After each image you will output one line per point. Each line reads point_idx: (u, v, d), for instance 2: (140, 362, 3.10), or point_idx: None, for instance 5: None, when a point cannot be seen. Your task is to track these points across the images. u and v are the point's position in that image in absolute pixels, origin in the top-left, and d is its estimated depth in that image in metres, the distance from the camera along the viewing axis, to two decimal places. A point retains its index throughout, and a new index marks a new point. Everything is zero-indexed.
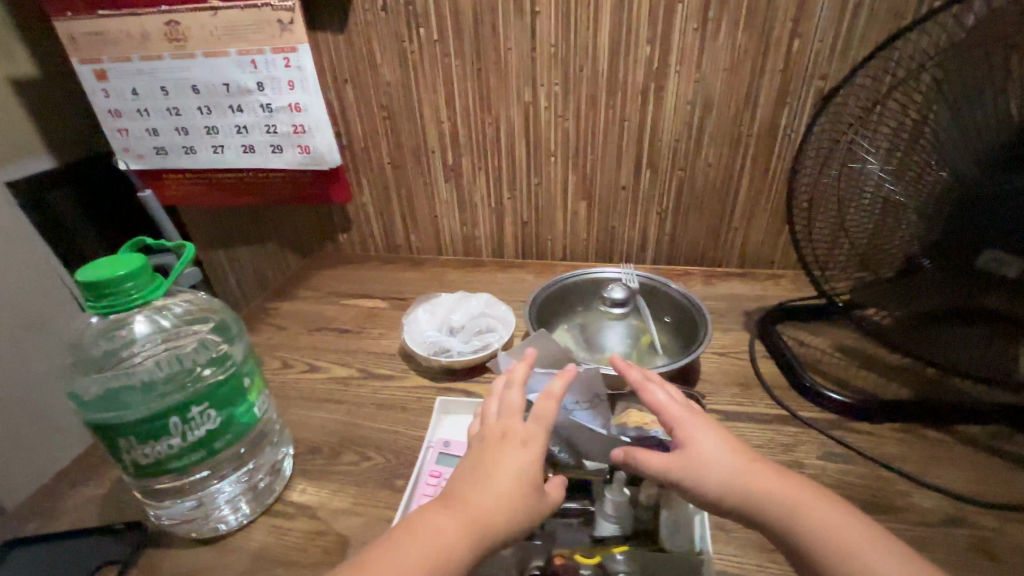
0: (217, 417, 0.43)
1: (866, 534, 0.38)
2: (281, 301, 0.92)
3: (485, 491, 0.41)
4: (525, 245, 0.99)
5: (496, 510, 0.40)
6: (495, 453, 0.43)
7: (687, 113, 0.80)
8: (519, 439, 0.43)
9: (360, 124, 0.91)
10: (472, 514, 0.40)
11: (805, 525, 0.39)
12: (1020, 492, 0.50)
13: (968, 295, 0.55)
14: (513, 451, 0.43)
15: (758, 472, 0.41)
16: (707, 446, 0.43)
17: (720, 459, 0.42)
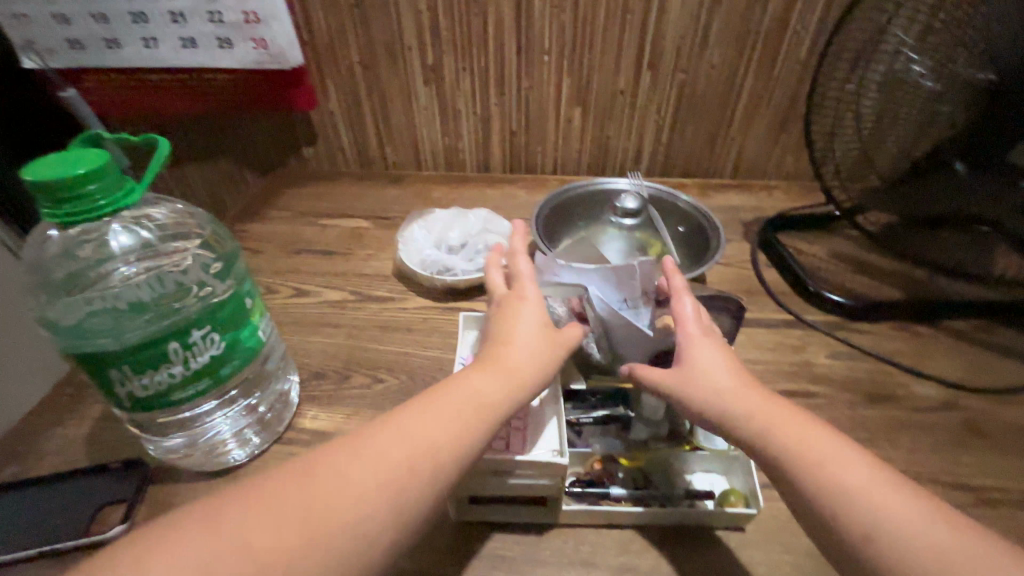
0: (221, 341, 0.38)
1: (870, 473, 0.35)
2: (251, 223, 0.83)
3: (510, 350, 0.41)
4: (514, 158, 0.93)
5: (525, 364, 0.40)
6: (510, 314, 0.43)
7: (695, 5, 0.73)
8: (531, 300, 0.44)
9: (322, 13, 0.78)
10: (502, 371, 0.40)
11: (803, 459, 0.36)
12: (1004, 377, 0.55)
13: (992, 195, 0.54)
14: (528, 311, 0.43)
15: (757, 402, 0.39)
16: (711, 366, 0.40)
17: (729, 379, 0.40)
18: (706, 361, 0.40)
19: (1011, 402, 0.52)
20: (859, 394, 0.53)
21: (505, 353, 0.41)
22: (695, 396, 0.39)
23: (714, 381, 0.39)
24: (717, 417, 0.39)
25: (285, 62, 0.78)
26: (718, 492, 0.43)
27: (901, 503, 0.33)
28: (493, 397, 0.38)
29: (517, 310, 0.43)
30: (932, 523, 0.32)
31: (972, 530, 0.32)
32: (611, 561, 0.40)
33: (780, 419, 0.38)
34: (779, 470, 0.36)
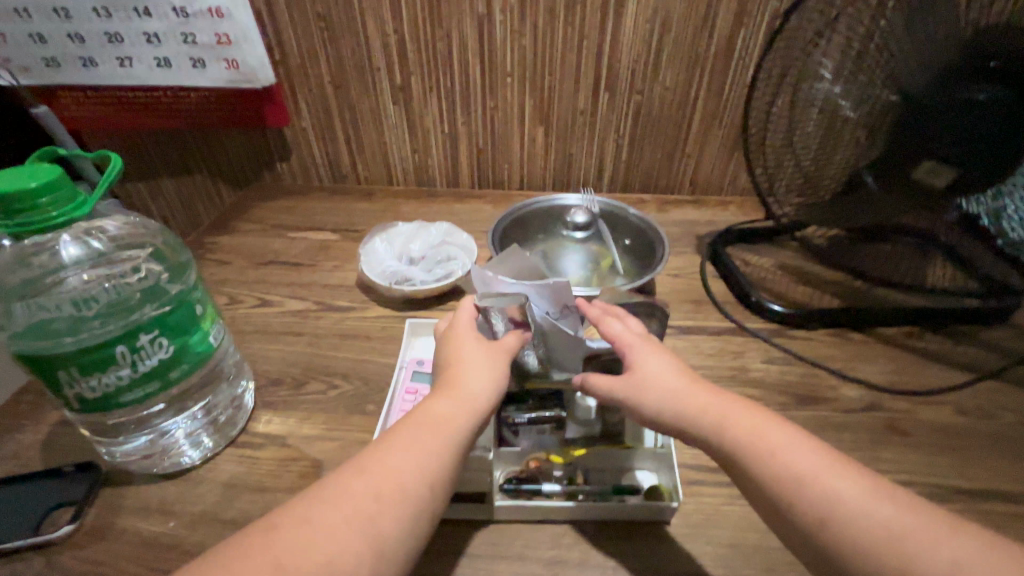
0: (170, 346, 0.40)
1: (818, 459, 0.37)
2: (221, 236, 0.85)
3: (458, 373, 0.43)
4: (481, 174, 0.96)
5: (475, 379, 0.43)
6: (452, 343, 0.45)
7: (646, 31, 0.77)
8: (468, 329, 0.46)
9: (294, 36, 0.82)
10: (456, 392, 0.42)
11: (758, 451, 0.38)
12: (928, 379, 0.58)
13: (914, 206, 0.58)
14: (468, 337, 0.45)
15: (709, 400, 0.41)
16: (661, 369, 0.43)
17: (667, 380, 0.42)
18: (657, 365, 0.43)
19: (931, 402, 0.55)
20: (790, 397, 0.56)
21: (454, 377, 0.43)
22: (651, 399, 0.42)
23: (668, 383, 0.42)
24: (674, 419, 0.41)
25: (257, 81, 0.81)
26: (646, 487, 0.45)
27: (850, 483, 0.35)
28: (450, 416, 0.40)
29: (458, 339, 0.45)
30: (878, 501, 0.34)
31: (912, 499, 0.35)
32: (543, 554, 0.42)
33: (732, 414, 0.40)
34: (739, 464, 0.38)
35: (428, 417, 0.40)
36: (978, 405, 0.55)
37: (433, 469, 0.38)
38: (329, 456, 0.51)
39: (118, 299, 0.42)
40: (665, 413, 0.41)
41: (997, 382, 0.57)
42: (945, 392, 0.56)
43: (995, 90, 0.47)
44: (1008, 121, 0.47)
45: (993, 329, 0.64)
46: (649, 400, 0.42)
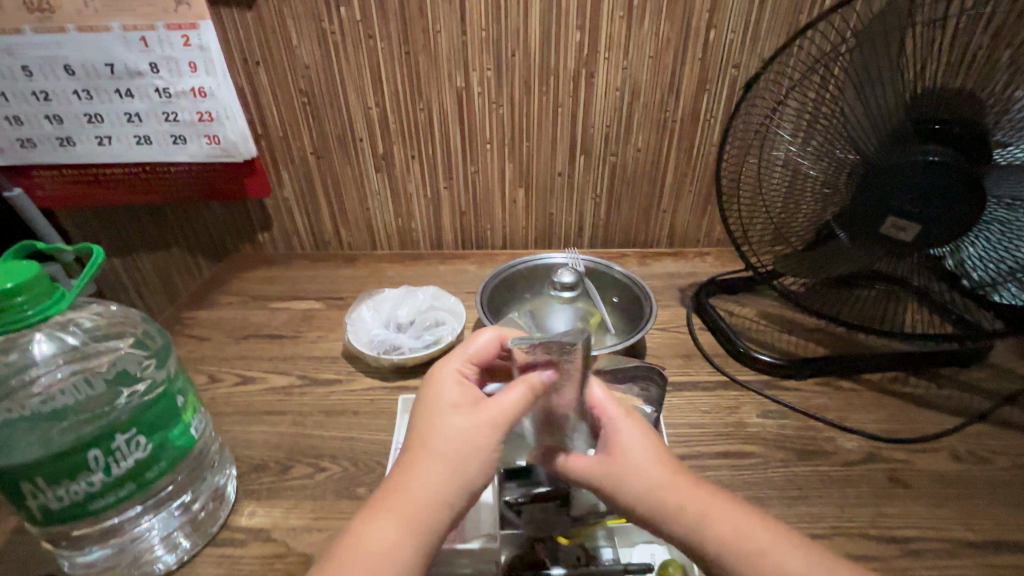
0: (147, 444, 0.38)
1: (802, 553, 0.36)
2: (200, 309, 0.83)
3: (429, 456, 0.38)
4: (464, 235, 0.97)
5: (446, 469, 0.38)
6: (433, 410, 0.41)
7: (616, 99, 0.82)
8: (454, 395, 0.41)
9: (276, 111, 0.84)
10: (425, 483, 0.38)
11: (747, 556, 0.36)
12: (921, 426, 0.58)
13: (884, 255, 0.61)
14: (449, 408, 0.41)
15: (689, 492, 0.39)
16: (640, 459, 0.40)
17: (643, 476, 0.39)
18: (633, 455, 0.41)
19: (926, 450, 0.56)
20: (789, 452, 0.55)
21: (425, 463, 0.38)
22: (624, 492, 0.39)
23: (644, 473, 0.40)
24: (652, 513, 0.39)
25: (239, 156, 0.81)
26: (658, 563, 0.44)
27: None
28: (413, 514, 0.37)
29: (438, 409, 0.41)
30: None
31: None
32: None
33: (711, 511, 0.38)
34: (720, 563, 0.37)
35: (392, 513, 0.36)
36: (972, 450, 0.56)
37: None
38: (318, 549, 0.47)
39: (91, 399, 0.39)
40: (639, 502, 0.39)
41: (986, 425, 0.58)
42: (939, 439, 0.57)
43: (942, 152, 0.51)
44: (961, 185, 0.51)
45: (973, 370, 0.66)
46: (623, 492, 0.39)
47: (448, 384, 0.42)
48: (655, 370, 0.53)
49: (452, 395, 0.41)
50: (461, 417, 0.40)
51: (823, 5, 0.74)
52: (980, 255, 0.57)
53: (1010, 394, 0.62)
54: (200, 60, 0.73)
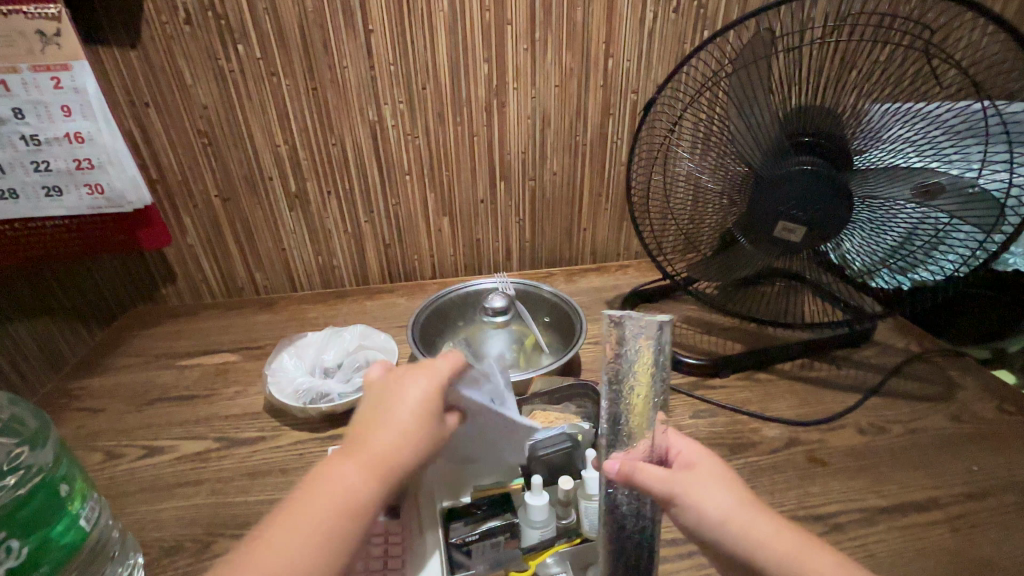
0: (22, 550, 0.37)
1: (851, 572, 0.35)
2: (93, 377, 0.74)
3: (366, 467, 0.35)
4: (391, 268, 0.95)
5: (379, 485, 0.35)
6: (386, 413, 0.37)
7: (528, 126, 0.85)
8: (417, 404, 0.37)
9: (172, 154, 0.78)
10: (355, 484, 0.34)
11: None
12: (829, 406, 0.64)
13: (785, 253, 0.65)
14: (407, 421, 0.37)
15: (772, 524, 0.36)
16: (706, 481, 0.37)
17: (735, 504, 0.36)
18: (714, 473, 0.38)
19: (835, 428, 0.61)
20: (720, 447, 0.58)
21: (359, 472, 0.35)
22: (740, 497, 0.37)
23: (725, 495, 0.37)
24: (731, 535, 0.35)
25: (128, 205, 0.75)
26: None
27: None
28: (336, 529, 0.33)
29: (393, 420, 0.37)
30: None
31: None
32: None
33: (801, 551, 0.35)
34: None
35: (312, 518, 0.33)
36: (872, 422, 0.62)
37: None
38: None
39: None
40: (744, 512, 0.36)
41: (880, 398, 0.65)
42: (845, 417, 0.62)
43: (815, 163, 0.57)
44: (833, 189, 0.57)
45: (865, 349, 0.73)
46: (725, 500, 0.36)
47: (411, 387, 0.38)
48: (585, 383, 0.56)
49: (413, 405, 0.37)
50: (417, 435, 0.37)
51: (703, 35, 0.82)
52: (857, 249, 0.63)
53: (894, 365, 0.70)
54: (75, 103, 0.67)
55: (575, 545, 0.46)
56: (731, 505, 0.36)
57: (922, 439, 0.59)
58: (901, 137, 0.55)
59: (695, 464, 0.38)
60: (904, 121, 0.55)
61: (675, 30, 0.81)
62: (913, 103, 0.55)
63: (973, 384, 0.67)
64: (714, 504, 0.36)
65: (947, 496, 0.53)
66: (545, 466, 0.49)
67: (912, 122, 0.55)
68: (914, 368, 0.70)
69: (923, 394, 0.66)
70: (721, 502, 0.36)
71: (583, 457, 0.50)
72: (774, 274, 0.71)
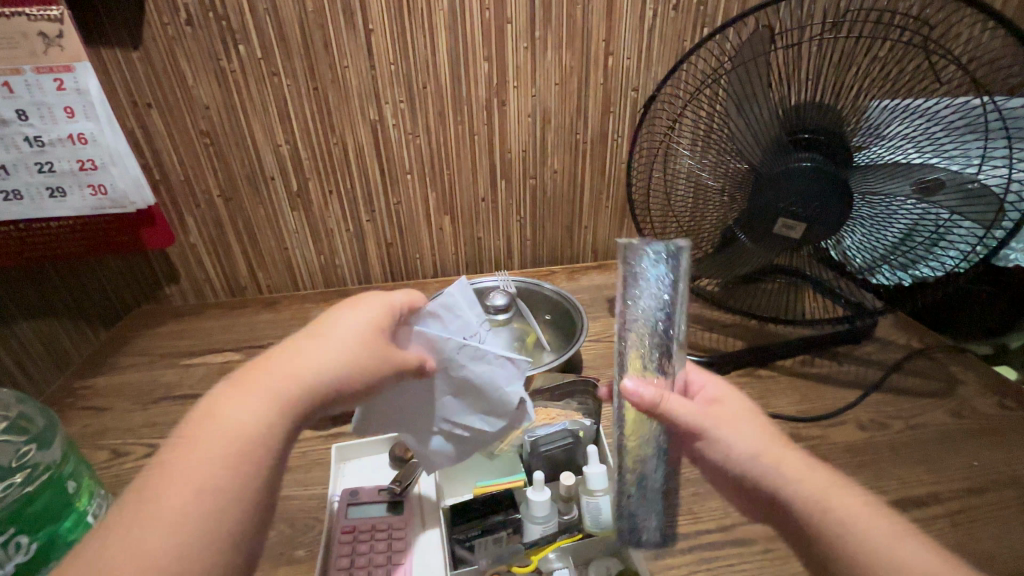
0: (31, 544, 0.37)
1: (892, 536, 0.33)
2: (98, 377, 0.75)
3: (279, 386, 0.34)
4: (392, 266, 0.95)
5: (291, 404, 0.34)
6: (337, 324, 0.40)
7: (529, 124, 0.85)
8: (341, 332, 0.39)
9: (175, 155, 0.78)
10: (302, 373, 0.35)
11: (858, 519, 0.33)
12: (830, 402, 0.64)
13: (786, 249, 0.65)
14: (334, 345, 0.38)
15: (797, 457, 0.37)
16: (730, 417, 0.39)
17: (759, 437, 0.38)
18: (743, 411, 0.41)
19: (836, 424, 0.61)
20: None
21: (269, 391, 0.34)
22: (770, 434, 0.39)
23: (749, 430, 0.38)
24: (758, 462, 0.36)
25: (131, 205, 0.75)
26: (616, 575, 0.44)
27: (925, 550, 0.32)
28: (239, 449, 0.31)
29: (318, 344, 0.38)
30: None
31: None
32: None
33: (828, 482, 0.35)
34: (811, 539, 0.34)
35: (210, 437, 0.31)
36: (873, 417, 0.62)
37: (213, 511, 0.28)
38: None
39: None
40: (773, 443, 0.38)
41: (881, 393, 0.65)
42: (846, 412, 0.62)
43: (815, 160, 0.57)
44: (834, 186, 0.57)
45: (866, 345, 0.73)
46: (754, 433, 0.38)
47: (362, 307, 0.42)
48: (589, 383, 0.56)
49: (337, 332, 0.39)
50: (340, 358, 0.37)
51: (703, 32, 0.82)
52: (859, 245, 0.63)
53: (896, 361, 0.70)
54: (78, 104, 0.68)
55: (576, 540, 0.46)
56: (762, 438, 0.38)
57: (922, 434, 0.60)
58: (901, 133, 0.55)
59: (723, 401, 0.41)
60: (903, 118, 0.55)
61: (674, 27, 0.81)
62: (912, 100, 0.55)
63: (974, 380, 0.67)
64: (743, 430, 0.38)
65: (947, 491, 0.53)
66: (546, 462, 0.50)
67: (911, 119, 0.55)
68: (915, 363, 0.70)
69: (924, 389, 0.66)
70: (750, 433, 0.38)
71: (584, 453, 0.50)
72: (775, 271, 0.71)
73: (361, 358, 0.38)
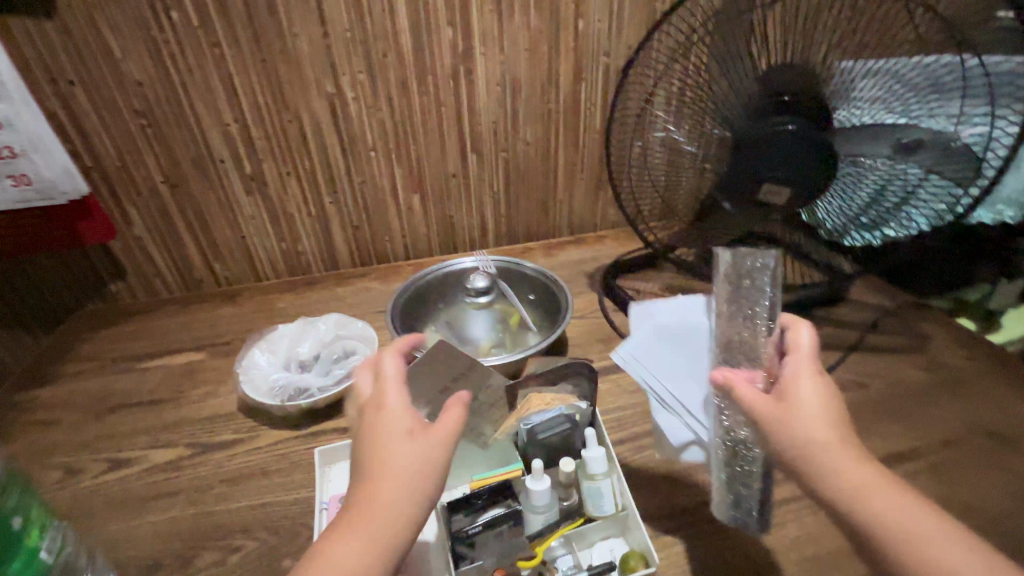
0: None
1: (947, 534, 0.32)
2: (40, 389, 0.68)
3: (358, 531, 0.33)
4: (361, 250, 0.90)
5: (384, 517, 0.34)
6: (378, 416, 0.37)
7: (498, 93, 0.81)
8: (397, 449, 0.35)
9: (107, 138, 0.70)
10: (375, 481, 0.35)
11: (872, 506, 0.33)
12: (813, 365, 0.65)
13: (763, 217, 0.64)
14: (392, 465, 0.35)
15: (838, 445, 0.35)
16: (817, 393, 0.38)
17: (817, 411, 0.36)
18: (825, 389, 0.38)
19: None
20: None
21: (350, 537, 0.33)
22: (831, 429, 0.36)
23: (816, 407, 0.37)
24: (804, 430, 0.36)
25: (60, 196, 0.68)
26: (619, 558, 0.43)
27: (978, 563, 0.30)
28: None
29: (379, 467, 0.35)
30: None
31: None
32: None
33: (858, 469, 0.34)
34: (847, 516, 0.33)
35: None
36: (854, 377, 0.63)
37: None
38: None
39: None
40: (817, 435, 0.35)
41: (859, 354, 0.67)
42: (828, 374, 0.64)
43: (795, 121, 0.55)
44: (814, 149, 0.56)
45: (843, 307, 0.75)
46: (816, 408, 0.36)
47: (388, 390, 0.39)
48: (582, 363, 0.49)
49: (389, 444, 0.36)
50: (401, 452, 0.35)
51: None
52: (833, 210, 0.63)
53: (871, 321, 0.72)
54: None
55: (579, 526, 0.45)
56: (803, 437, 0.35)
57: (899, 391, 0.61)
58: (876, 97, 0.55)
59: (797, 388, 0.38)
60: (876, 81, 0.55)
61: None
62: (890, 61, 0.55)
63: (944, 335, 0.69)
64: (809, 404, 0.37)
65: (927, 445, 0.55)
66: (544, 449, 0.48)
67: (887, 82, 0.55)
68: (889, 323, 0.72)
69: (899, 347, 0.68)
70: (796, 429, 0.36)
71: (582, 436, 0.49)
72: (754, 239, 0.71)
73: (431, 467, 0.35)
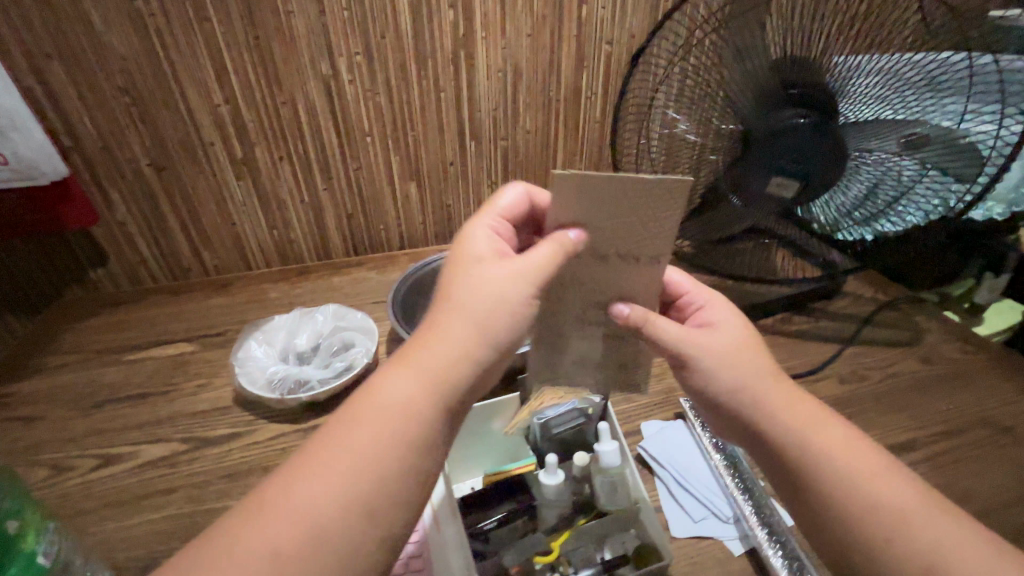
0: None
1: (900, 480, 0.35)
2: (20, 382, 0.65)
3: (415, 369, 0.34)
4: (356, 239, 0.88)
5: (436, 369, 0.34)
6: (460, 267, 0.38)
7: (499, 80, 0.79)
8: (472, 299, 0.36)
9: (89, 117, 0.67)
10: (443, 329, 0.35)
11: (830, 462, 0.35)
12: (812, 358, 0.66)
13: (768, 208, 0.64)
14: (466, 305, 0.36)
15: (782, 394, 0.38)
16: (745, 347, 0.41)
17: (752, 367, 0.39)
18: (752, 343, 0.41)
19: (820, 378, 0.63)
20: None
21: (404, 376, 0.34)
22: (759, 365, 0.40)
23: (749, 364, 0.40)
24: (750, 397, 0.38)
25: (41, 177, 0.64)
26: (632, 551, 0.43)
27: (922, 504, 0.33)
28: (383, 442, 0.32)
29: (455, 310, 0.36)
30: None
31: None
32: None
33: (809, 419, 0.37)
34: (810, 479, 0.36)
35: (350, 443, 0.32)
36: (852, 370, 0.64)
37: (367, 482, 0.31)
38: None
39: None
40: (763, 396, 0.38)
41: (856, 346, 0.68)
42: (827, 367, 0.65)
43: (809, 114, 0.56)
44: (824, 143, 0.56)
45: (840, 300, 0.76)
46: (753, 369, 0.39)
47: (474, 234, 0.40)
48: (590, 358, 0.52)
49: (475, 285, 0.36)
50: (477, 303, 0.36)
51: None
52: (828, 203, 0.64)
53: (867, 314, 0.73)
54: None
55: (590, 519, 0.45)
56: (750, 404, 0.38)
57: (896, 384, 0.63)
58: (884, 87, 0.54)
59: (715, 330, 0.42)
60: (886, 74, 0.54)
61: None
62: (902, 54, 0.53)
63: (937, 328, 0.71)
64: (745, 363, 0.40)
65: (925, 436, 0.56)
66: (558, 444, 0.50)
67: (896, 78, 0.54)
68: (885, 316, 0.73)
69: (894, 339, 0.69)
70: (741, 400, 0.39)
71: (595, 431, 0.50)
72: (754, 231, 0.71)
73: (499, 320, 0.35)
